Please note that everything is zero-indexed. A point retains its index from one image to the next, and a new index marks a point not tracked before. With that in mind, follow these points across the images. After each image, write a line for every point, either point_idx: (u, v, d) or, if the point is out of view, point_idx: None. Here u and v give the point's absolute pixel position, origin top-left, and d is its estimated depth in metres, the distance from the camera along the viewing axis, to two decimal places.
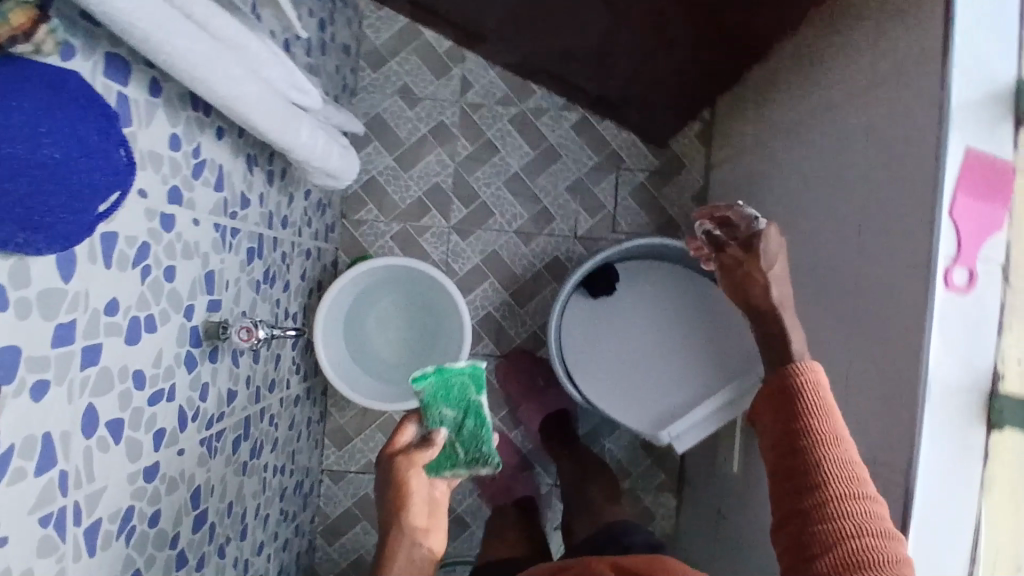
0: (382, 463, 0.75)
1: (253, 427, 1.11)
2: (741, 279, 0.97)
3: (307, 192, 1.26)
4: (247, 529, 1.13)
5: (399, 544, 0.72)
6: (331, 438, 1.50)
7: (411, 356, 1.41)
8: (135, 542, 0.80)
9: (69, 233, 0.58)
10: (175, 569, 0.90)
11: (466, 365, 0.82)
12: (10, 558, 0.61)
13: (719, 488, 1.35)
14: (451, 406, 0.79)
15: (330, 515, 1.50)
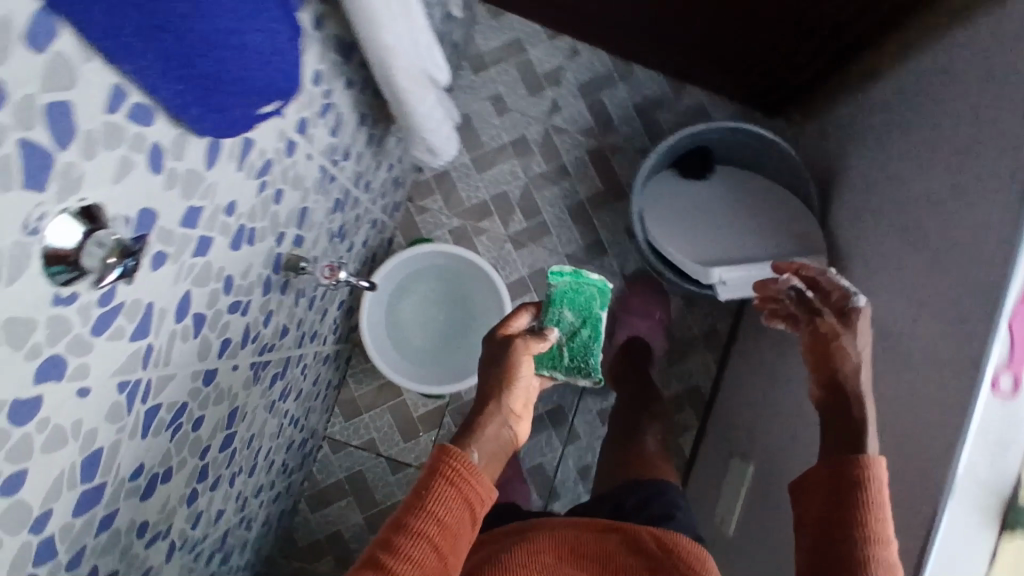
0: (496, 350, 0.93)
1: (289, 369, 1.14)
2: (829, 352, 0.99)
3: (391, 165, 1.31)
4: (256, 467, 1.14)
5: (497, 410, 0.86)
6: (341, 408, 1.52)
7: (439, 350, 1.44)
8: (177, 439, 0.82)
9: (232, 120, 0.64)
10: (195, 481, 0.91)
11: (597, 281, 1.08)
12: (88, 411, 0.63)
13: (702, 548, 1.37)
14: (576, 314, 1.05)
15: (319, 484, 1.50)
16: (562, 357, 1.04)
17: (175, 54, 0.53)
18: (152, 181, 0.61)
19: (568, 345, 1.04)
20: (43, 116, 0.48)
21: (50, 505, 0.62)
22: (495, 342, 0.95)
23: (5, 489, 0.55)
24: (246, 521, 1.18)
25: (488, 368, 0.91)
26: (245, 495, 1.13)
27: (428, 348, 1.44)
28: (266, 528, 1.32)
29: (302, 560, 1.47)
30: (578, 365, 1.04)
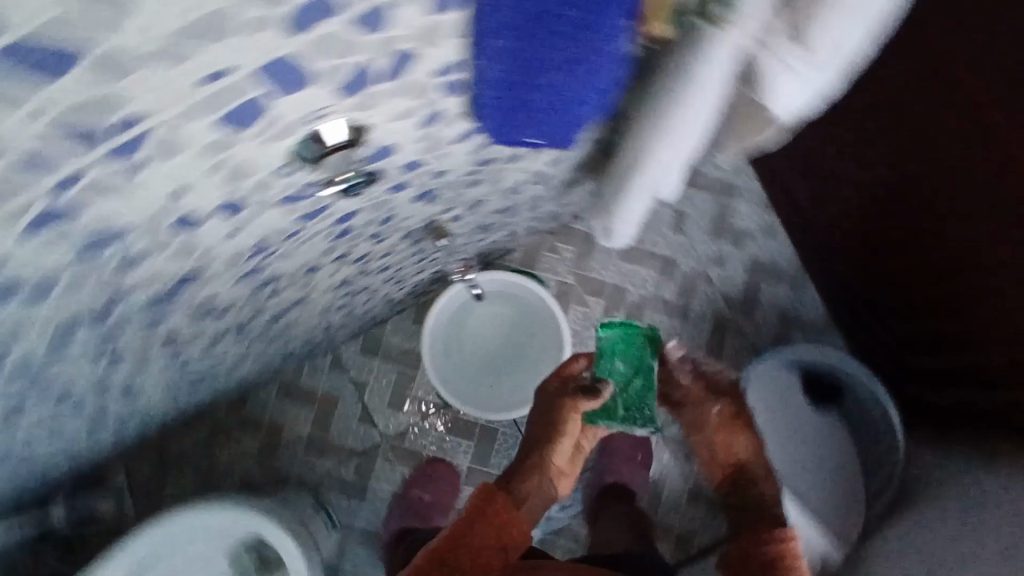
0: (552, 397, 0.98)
1: (361, 294, 1.18)
2: (721, 437, 0.93)
3: (562, 208, 1.34)
4: (274, 342, 1.18)
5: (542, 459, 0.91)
6: (365, 339, 1.56)
7: (474, 373, 1.46)
8: (250, 296, 0.86)
9: (502, 132, 0.68)
10: (231, 328, 0.95)
11: (647, 328, 1.01)
12: (220, 251, 0.68)
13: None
14: (619, 360, 1.00)
15: (301, 380, 1.55)
16: (618, 406, 0.96)
17: (517, 76, 0.57)
18: (413, 133, 0.64)
19: (624, 393, 0.97)
20: (393, 55, 0.51)
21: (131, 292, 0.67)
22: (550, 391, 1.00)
23: (124, 264, 0.60)
24: (230, 371, 1.24)
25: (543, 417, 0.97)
26: (247, 357, 1.18)
27: (467, 365, 1.46)
28: (238, 383, 1.36)
29: (239, 423, 1.54)
30: (636, 416, 0.96)
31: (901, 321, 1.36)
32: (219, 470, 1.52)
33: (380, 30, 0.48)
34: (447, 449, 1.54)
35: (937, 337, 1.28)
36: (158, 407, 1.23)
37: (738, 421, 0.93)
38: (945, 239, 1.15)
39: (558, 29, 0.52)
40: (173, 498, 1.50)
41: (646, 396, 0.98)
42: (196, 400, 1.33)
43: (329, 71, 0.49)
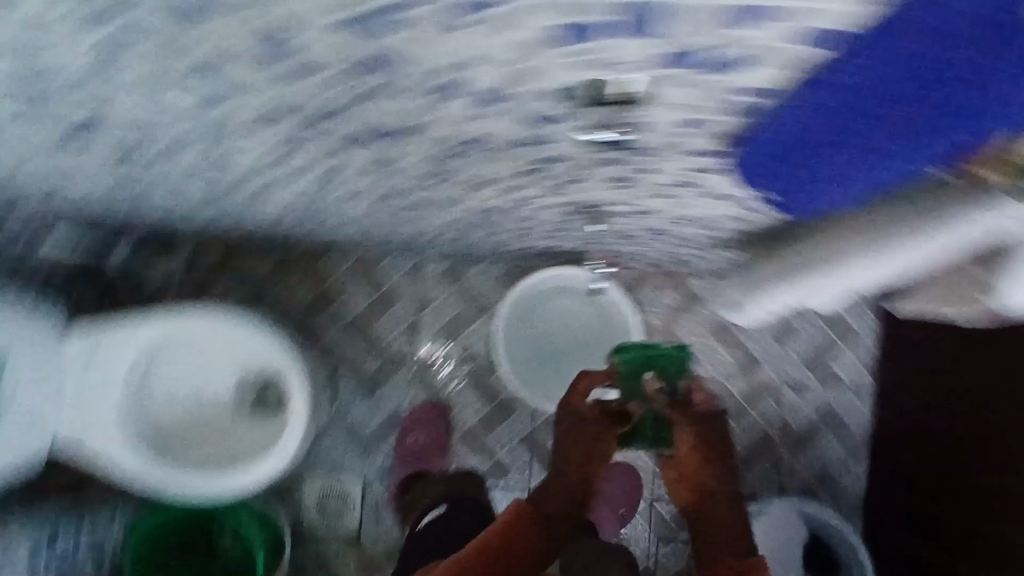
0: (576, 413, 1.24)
1: (487, 225, 1.20)
2: (700, 458, 1.16)
3: (695, 257, 1.33)
4: (391, 221, 1.21)
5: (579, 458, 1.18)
6: (452, 265, 1.58)
7: (538, 356, 1.48)
8: (419, 173, 0.89)
9: (750, 157, 0.70)
10: (378, 188, 0.98)
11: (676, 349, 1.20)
12: (440, 124, 0.70)
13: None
14: (630, 382, 1.19)
15: (378, 264, 1.58)
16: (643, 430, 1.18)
17: (817, 122, 0.58)
18: (676, 121, 0.64)
19: (648, 422, 1.17)
20: (730, 55, 0.51)
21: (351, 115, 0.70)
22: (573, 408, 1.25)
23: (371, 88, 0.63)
24: (337, 222, 1.27)
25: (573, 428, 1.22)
26: (360, 220, 1.21)
27: (536, 345, 1.49)
28: (332, 235, 1.41)
29: (306, 268, 1.57)
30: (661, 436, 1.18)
31: (923, 546, 1.29)
32: (268, 296, 1.57)
33: (739, 28, 0.47)
34: (462, 399, 1.57)
35: (943, 543, 1.24)
36: (262, 216, 1.27)
37: (693, 441, 1.16)
38: (1008, 485, 1.09)
39: (889, 103, 0.51)
40: (219, 297, 1.56)
41: (662, 421, 1.19)
42: (292, 228, 1.38)
43: (669, 39, 0.49)
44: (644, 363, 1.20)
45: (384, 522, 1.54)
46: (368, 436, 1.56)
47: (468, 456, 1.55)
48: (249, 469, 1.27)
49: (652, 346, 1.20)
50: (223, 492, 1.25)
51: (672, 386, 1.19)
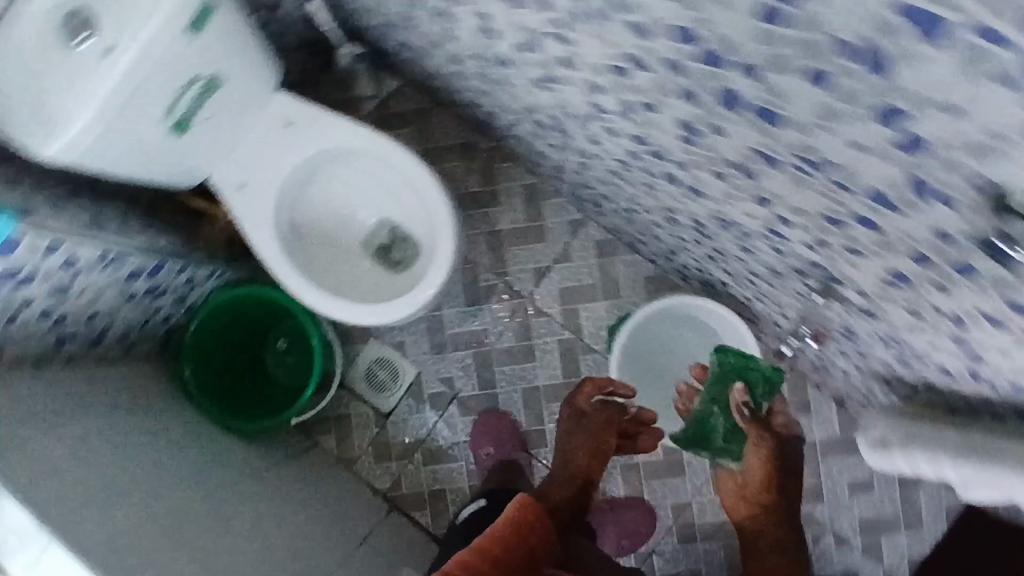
0: (574, 411, 1.39)
1: (692, 233, 1.17)
2: (762, 454, 1.33)
3: (843, 370, 1.28)
4: (609, 175, 1.19)
5: (580, 452, 1.35)
6: (606, 240, 1.55)
7: (641, 374, 1.46)
8: (706, 160, 0.86)
9: None
10: (647, 147, 0.95)
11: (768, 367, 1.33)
12: (805, 133, 0.66)
13: (376, 521, 1.43)
14: (715, 386, 1.33)
15: (543, 199, 1.56)
16: (712, 438, 1.34)
17: None
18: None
19: (720, 432, 1.33)
20: None
21: (727, 82, 0.67)
22: (576, 408, 1.39)
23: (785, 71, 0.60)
24: (554, 144, 1.25)
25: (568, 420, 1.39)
26: (582, 156, 1.19)
27: (643, 364, 1.47)
28: (532, 149, 1.39)
29: (481, 164, 1.58)
30: (732, 449, 1.33)
31: None
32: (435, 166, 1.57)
33: None
34: (542, 358, 1.54)
35: None
36: (491, 97, 1.26)
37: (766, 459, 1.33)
38: None
39: None
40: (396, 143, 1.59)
41: (739, 432, 1.34)
42: (503, 123, 1.36)
43: None
44: (737, 371, 1.33)
45: (413, 417, 1.55)
46: (443, 336, 1.56)
47: (518, 409, 1.54)
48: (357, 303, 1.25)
49: (748, 357, 1.32)
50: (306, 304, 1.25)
51: (756, 404, 1.33)
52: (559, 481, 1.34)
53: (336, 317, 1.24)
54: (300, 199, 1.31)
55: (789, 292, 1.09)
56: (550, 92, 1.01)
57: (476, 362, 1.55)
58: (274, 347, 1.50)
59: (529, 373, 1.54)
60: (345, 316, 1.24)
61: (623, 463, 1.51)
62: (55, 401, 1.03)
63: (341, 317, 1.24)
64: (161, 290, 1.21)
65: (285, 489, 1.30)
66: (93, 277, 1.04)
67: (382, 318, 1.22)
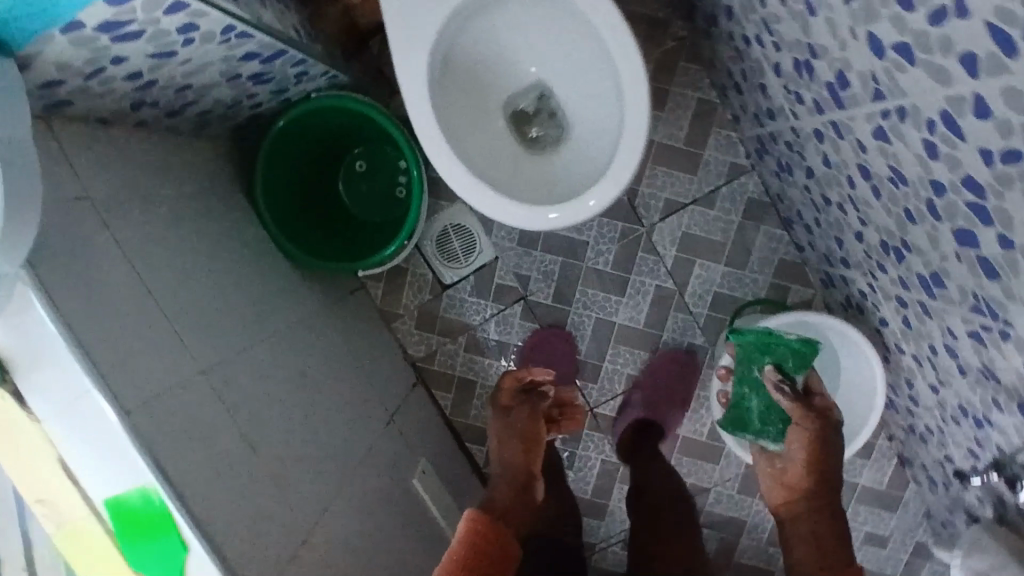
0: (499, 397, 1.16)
1: (903, 275, 0.97)
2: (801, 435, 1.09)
3: (950, 457, 1.16)
4: (847, 169, 0.95)
5: (516, 445, 1.07)
6: (759, 205, 1.32)
7: None
8: None
9: None
10: (959, 197, 0.73)
11: (795, 340, 1.16)
12: None
13: (401, 392, 1.31)
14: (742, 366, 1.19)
15: (714, 128, 1.31)
16: (750, 420, 1.19)
17: None
18: None
19: (756, 412, 1.18)
20: None
21: None
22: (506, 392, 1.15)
23: None
24: (795, 94, 0.98)
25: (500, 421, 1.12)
26: (829, 131, 0.94)
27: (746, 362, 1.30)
28: (750, 76, 1.10)
29: (664, 54, 1.30)
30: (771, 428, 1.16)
31: None
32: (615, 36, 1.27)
33: None
34: (632, 297, 1.37)
35: None
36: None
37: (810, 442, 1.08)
38: None
39: None
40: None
41: (775, 410, 1.17)
42: (735, 29, 1.06)
43: None
44: (758, 349, 1.18)
45: (471, 301, 1.40)
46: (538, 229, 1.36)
47: (583, 336, 1.39)
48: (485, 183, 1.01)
49: (770, 333, 1.18)
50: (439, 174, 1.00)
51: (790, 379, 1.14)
52: (503, 484, 1.01)
53: (456, 190, 0.99)
54: (468, 23, 1.03)
55: (981, 392, 0.93)
56: (871, 64, 0.75)
57: (561, 272, 1.37)
58: (352, 183, 1.30)
59: (610, 306, 1.38)
60: (466, 193, 0.99)
61: (642, 380, 1.37)
62: (121, 177, 0.81)
63: (462, 192, 0.99)
64: (265, 77, 0.97)
65: (328, 341, 1.14)
66: (204, 51, 0.80)
67: (509, 216, 1.00)
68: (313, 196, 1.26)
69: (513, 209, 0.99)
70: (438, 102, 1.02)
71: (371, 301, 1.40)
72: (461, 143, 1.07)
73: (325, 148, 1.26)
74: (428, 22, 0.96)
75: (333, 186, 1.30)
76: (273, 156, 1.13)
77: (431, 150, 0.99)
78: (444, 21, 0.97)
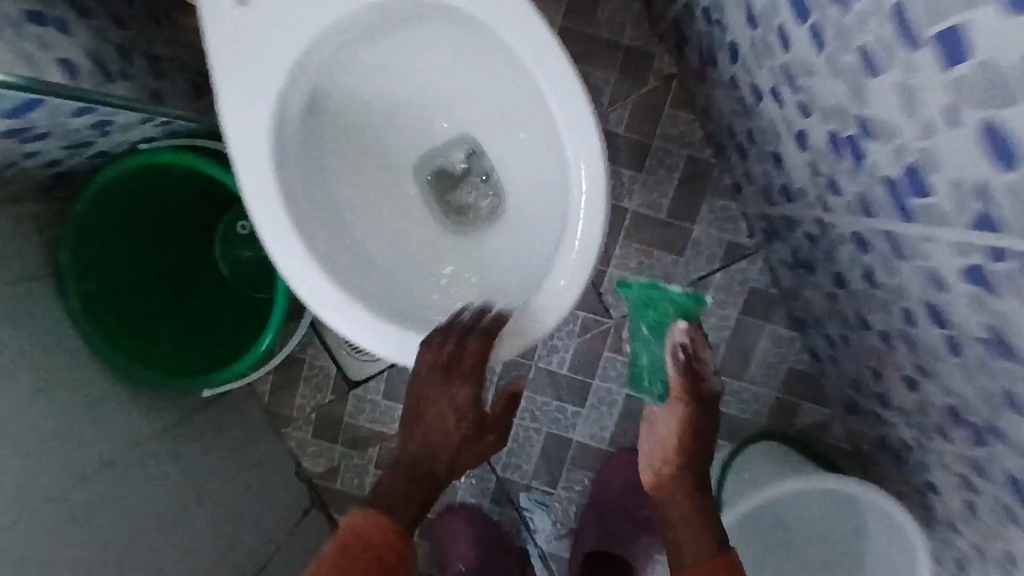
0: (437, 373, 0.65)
1: (978, 456, 0.65)
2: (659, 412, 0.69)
3: None
4: (901, 298, 0.63)
5: None
6: (764, 298, 1.01)
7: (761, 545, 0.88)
8: None
9: None
10: None
11: (682, 292, 0.70)
12: None
13: (282, 529, 0.99)
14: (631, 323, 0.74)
15: (708, 197, 1.00)
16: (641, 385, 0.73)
17: None
18: None
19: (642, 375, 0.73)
20: None
21: None
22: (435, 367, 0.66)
23: None
24: (824, 181, 0.66)
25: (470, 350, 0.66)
26: (878, 242, 0.62)
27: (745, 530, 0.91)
28: (758, 141, 0.79)
29: (643, 95, 0.99)
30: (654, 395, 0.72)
31: None
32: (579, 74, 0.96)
33: None
34: (594, 408, 1.05)
35: None
36: (760, 35, 0.64)
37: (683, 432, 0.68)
38: None
39: None
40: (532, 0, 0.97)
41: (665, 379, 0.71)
42: (738, 78, 0.75)
43: None
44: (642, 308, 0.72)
45: (386, 404, 1.08)
46: None
47: (530, 454, 1.07)
48: (363, 294, 0.69)
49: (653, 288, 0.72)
50: (288, 278, 0.67)
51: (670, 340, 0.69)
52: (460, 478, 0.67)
53: (314, 308, 0.67)
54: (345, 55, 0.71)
55: None
56: (972, 173, 0.44)
57: (502, 373, 1.06)
58: (231, 255, 0.98)
59: (565, 416, 1.05)
60: (330, 314, 0.67)
61: (594, 497, 1.04)
62: None
63: (321, 311, 0.67)
64: (24, 129, 0.65)
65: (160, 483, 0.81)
66: None
67: (392, 347, 0.67)
68: (179, 289, 0.95)
69: (402, 340, 0.67)
70: (298, 172, 0.70)
71: (256, 399, 1.07)
72: (340, 223, 0.75)
73: (189, 223, 0.95)
74: (272, 57, 0.65)
75: (211, 270, 0.99)
76: (92, 239, 0.82)
77: (277, 246, 0.67)
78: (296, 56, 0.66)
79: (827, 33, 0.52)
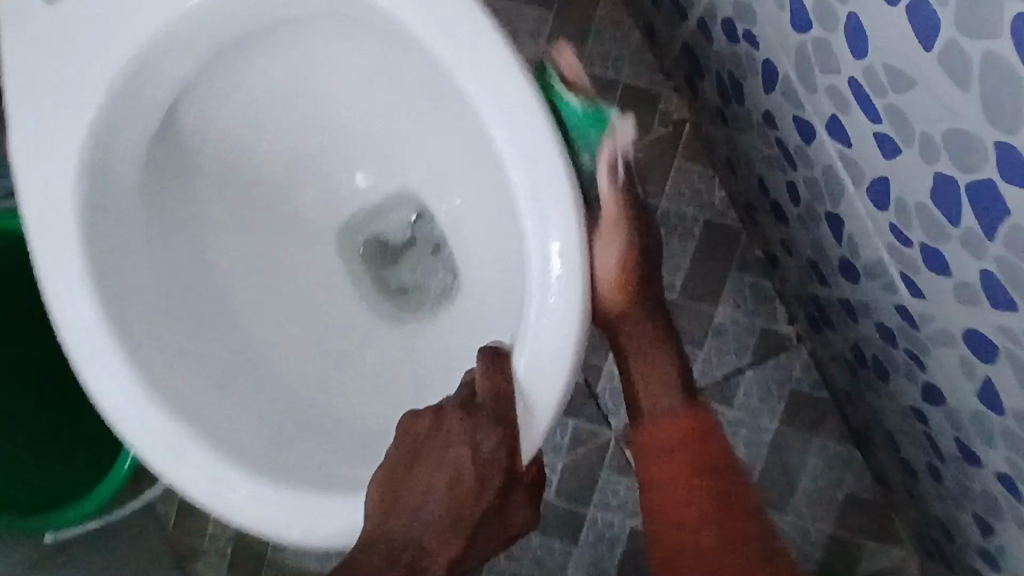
0: (435, 438, 0.44)
1: None
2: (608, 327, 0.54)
3: None
4: None
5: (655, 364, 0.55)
6: (809, 401, 0.77)
7: None
8: None
9: None
10: None
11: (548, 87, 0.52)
12: None
13: None
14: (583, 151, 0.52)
15: (734, 274, 0.78)
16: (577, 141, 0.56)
17: None
18: None
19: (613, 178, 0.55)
20: None
21: None
22: (426, 430, 0.45)
23: None
24: (916, 251, 0.44)
25: (481, 393, 0.44)
26: (1011, 346, 0.39)
27: None
28: (804, 199, 0.58)
29: (648, 144, 0.78)
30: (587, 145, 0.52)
31: None
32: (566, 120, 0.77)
33: None
34: (588, 547, 0.80)
35: None
36: (815, 38, 0.42)
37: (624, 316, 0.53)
38: None
39: None
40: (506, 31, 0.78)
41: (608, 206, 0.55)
42: (772, 110, 0.55)
43: None
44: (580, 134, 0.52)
45: None
46: None
47: None
48: (234, 440, 0.48)
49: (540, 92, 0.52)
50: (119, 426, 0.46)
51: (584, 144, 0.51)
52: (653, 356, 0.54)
53: (137, 451, 0.46)
54: (214, 79, 0.52)
55: None
56: None
57: None
58: None
59: (553, 558, 0.80)
60: (157, 459, 0.46)
61: None
62: None
63: (164, 467, 0.46)
64: None
65: None
66: None
67: (232, 505, 0.46)
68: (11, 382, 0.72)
69: (267, 501, 0.45)
70: (143, 258, 0.50)
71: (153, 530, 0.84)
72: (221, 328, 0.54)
73: None
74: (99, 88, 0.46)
75: None
76: None
77: (89, 356, 0.46)
78: (126, 72, 0.46)
79: (947, 7, 0.30)
